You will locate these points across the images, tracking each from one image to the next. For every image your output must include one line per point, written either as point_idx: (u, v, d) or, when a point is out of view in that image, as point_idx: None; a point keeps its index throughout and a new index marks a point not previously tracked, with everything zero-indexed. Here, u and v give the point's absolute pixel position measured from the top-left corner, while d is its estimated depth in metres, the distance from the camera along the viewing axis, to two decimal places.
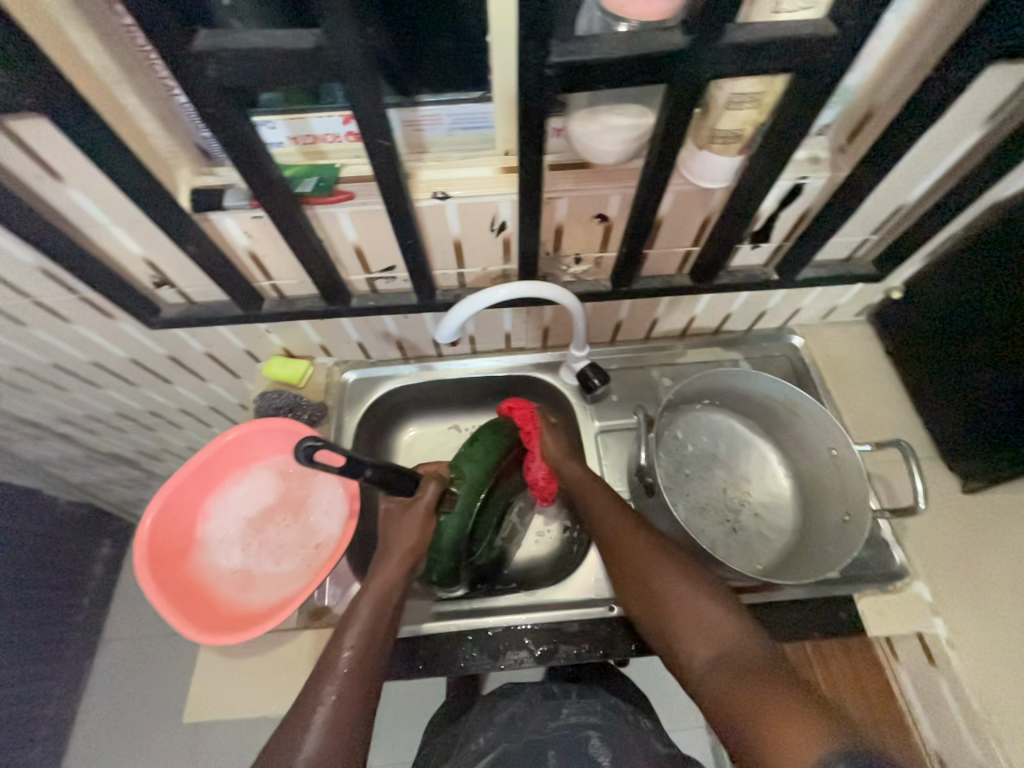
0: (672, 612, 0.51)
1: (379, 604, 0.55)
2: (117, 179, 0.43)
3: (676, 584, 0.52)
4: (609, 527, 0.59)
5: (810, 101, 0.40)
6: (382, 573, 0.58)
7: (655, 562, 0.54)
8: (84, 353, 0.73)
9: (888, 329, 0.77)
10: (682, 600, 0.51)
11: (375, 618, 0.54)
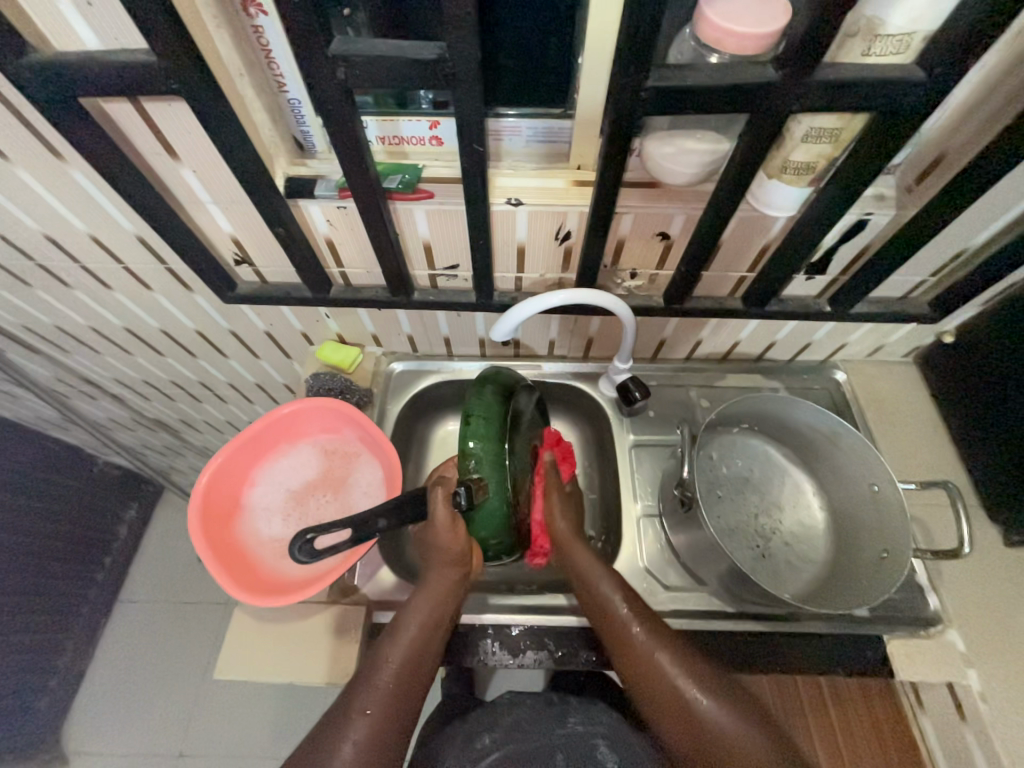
0: (716, 747, 0.49)
1: (425, 628, 0.57)
2: (231, 162, 0.47)
3: (715, 710, 0.51)
4: (629, 616, 0.57)
5: (886, 141, 0.42)
6: (428, 592, 0.58)
7: (689, 685, 0.52)
8: (155, 319, 0.78)
9: (935, 372, 0.76)
10: (730, 733, 0.49)
11: (420, 647, 0.56)
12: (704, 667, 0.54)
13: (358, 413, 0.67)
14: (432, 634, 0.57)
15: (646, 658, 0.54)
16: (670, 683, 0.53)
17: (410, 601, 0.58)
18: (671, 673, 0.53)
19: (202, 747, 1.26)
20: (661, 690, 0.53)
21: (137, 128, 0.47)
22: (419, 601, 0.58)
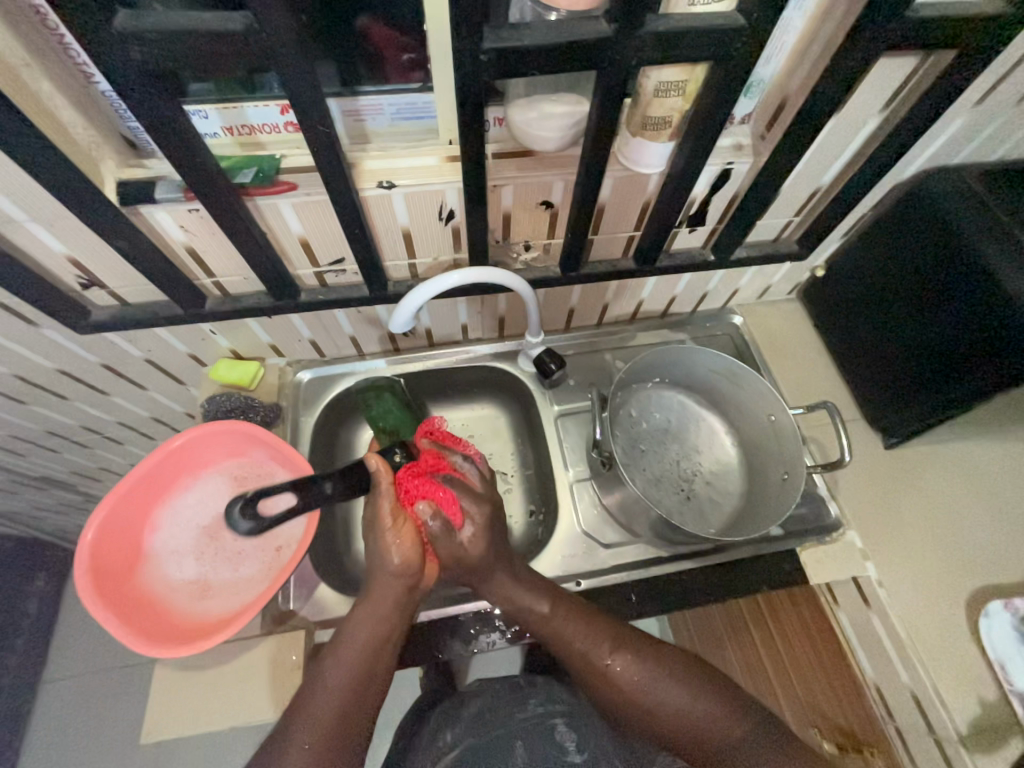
0: (675, 725, 0.54)
1: (372, 641, 0.54)
2: (34, 170, 0.41)
3: (667, 694, 0.55)
4: (552, 608, 0.57)
5: (726, 90, 0.44)
6: (372, 605, 0.56)
7: (641, 677, 0.55)
8: (3, 365, 0.68)
9: (814, 305, 0.84)
10: (684, 709, 0.54)
11: (368, 661, 0.53)
12: (652, 656, 0.57)
13: (261, 431, 0.63)
14: (381, 647, 0.54)
15: (598, 669, 0.56)
16: (624, 684, 0.55)
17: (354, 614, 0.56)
18: (625, 674, 0.55)
19: None
20: (617, 689, 0.55)
21: None
22: (363, 617, 0.55)
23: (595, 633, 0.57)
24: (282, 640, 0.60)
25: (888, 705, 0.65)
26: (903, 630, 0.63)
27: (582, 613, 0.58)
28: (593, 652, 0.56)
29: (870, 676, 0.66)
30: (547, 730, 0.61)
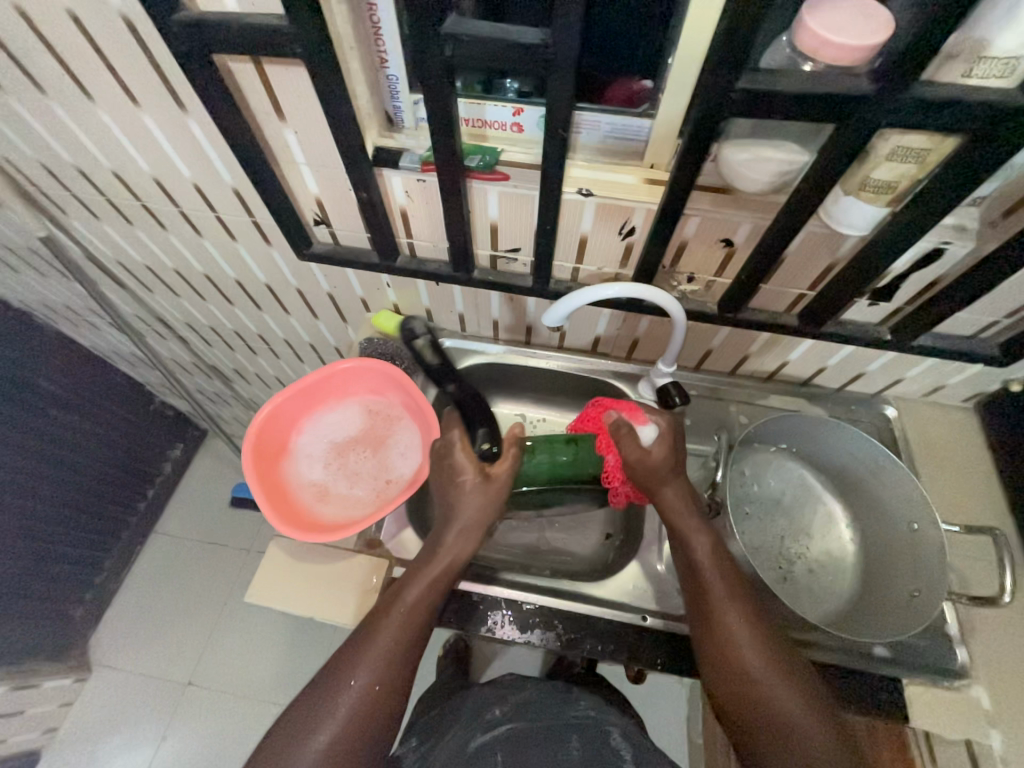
0: (772, 724, 0.51)
1: (412, 620, 0.57)
2: (331, 125, 0.51)
3: (782, 693, 0.52)
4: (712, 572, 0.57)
5: (976, 166, 0.41)
6: (431, 567, 0.59)
7: (763, 666, 0.53)
8: (232, 269, 0.84)
9: (995, 421, 0.73)
10: (792, 718, 0.51)
11: (392, 660, 0.55)
12: (782, 658, 0.54)
13: (406, 378, 0.71)
14: (407, 646, 0.56)
15: (727, 632, 0.54)
16: (744, 659, 0.53)
17: (415, 567, 0.61)
18: (749, 650, 0.53)
19: (209, 680, 1.34)
20: (732, 659, 0.53)
21: (254, 89, 0.52)
22: (423, 576, 0.59)
23: (736, 593, 0.56)
24: (371, 562, 0.67)
25: None
26: None
27: (732, 579, 0.57)
28: (730, 615, 0.55)
29: None
30: (600, 733, 0.60)
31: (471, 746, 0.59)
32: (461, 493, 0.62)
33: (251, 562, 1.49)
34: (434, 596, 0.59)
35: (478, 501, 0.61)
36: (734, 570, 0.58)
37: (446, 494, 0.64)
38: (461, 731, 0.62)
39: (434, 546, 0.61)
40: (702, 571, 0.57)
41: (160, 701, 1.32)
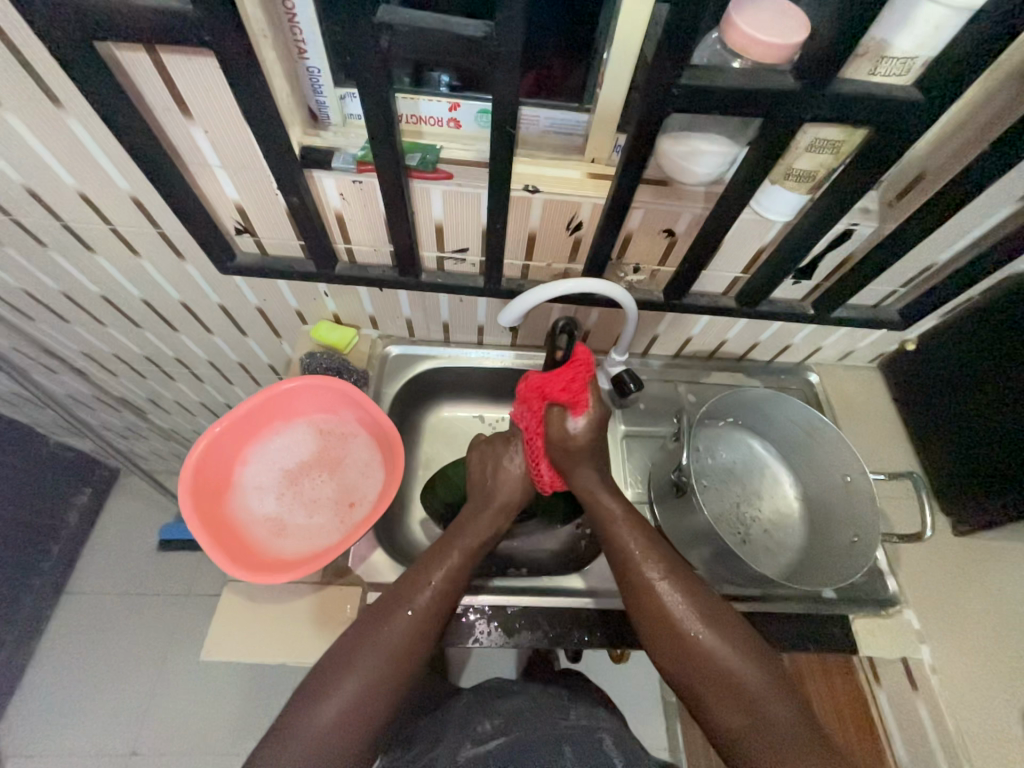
0: (701, 665, 0.52)
1: (442, 592, 0.56)
2: (252, 123, 0.46)
3: (706, 634, 0.53)
4: (620, 515, 0.60)
5: (881, 156, 0.46)
6: (474, 534, 0.61)
7: (686, 611, 0.54)
8: (137, 288, 0.74)
9: (897, 377, 0.83)
10: (719, 656, 0.52)
11: (409, 642, 0.53)
12: (703, 602, 0.55)
13: (359, 393, 0.67)
14: (430, 631, 0.54)
15: (647, 587, 0.55)
16: (667, 611, 0.54)
17: (457, 531, 0.61)
18: (671, 601, 0.54)
19: (154, 745, 1.19)
20: (657, 611, 0.54)
21: (151, 82, 0.45)
22: (468, 540, 0.60)
23: (650, 549, 0.57)
24: (343, 592, 0.63)
25: None
26: (951, 721, 0.61)
27: (643, 532, 0.58)
28: (649, 569, 0.55)
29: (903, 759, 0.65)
30: (595, 740, 0.59)
31: (461, 759, 0.56)
32: (510, 476, 0.66)
33: (190, 607, 1.35)
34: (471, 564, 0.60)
35: (516, 484, 0.66)
36: (644, 525, 0.59)
37: (491, 472, 0.67)
38: (453, 742, 0.60)
39: (479, 517, 0.63)
40: (617, 529, 0.59)
41: None
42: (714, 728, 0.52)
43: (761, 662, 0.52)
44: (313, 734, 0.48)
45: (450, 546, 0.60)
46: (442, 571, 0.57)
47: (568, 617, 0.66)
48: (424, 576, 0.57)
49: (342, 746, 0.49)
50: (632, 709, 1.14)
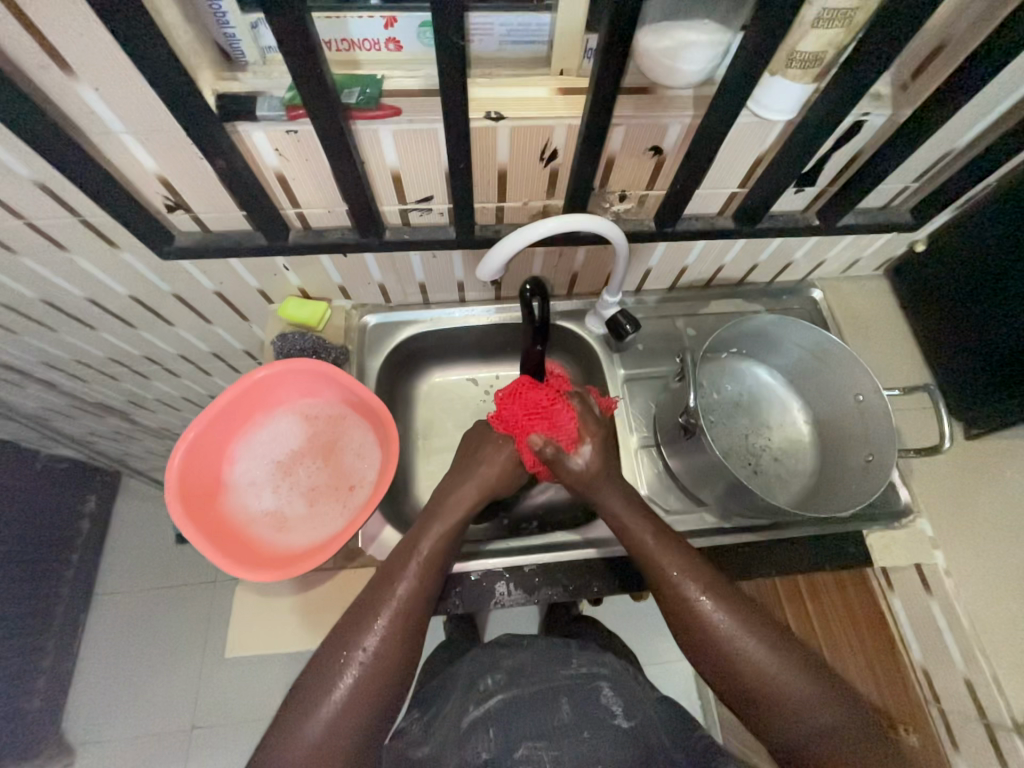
0: (761, 690, 0.49)
1: (421, 583, 0.55)
2: (149, 75, 0.38)
3: (761, 653, 0.50)
4: (657, 534, 0.57)
5: (898, 22, 0.39)
6: (447, 519, 0.59)
7: (738, 634, 0.51)
8: (78, 287, 0.67)
9: (906, 284, 0.78)
10: (780, 680, 0.49)
11: (393, 634, 0.51)
12: (751, 618, 0.52)
13: (342, 375, 0.63)
14: (413, 621, 0.53)
15: (695, 610, 0.53)
16: (720, 637, 0.51)
17: (428, 520, 0.59)
18: (723, 628, 0.52)
19: (210, 718, 1.26)
20: (712, 637, 0.51)
21: (12, 34, 0.37)
22: (441, 529, 0.58)
23: (697, 573, 0.54)
24: (355, 575, 0.63)
25: (933, 690, 0.64)
26: (964, 617, 0.62)
27: (683, 554, 0.56)
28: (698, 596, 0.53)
29: (918, 657, 0.66)
30: (593, 690, 0.59)
31: (464, 722, 0.57)
32: (494, 461, 0.63)
33: (218, 593, 1.38)
34: (450, 550, 0.58)
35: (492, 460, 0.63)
36: (689, 551, 0.56)
37: (474, 452, 0.65)
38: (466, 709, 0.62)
39: (455, 502, 0.60)
40: (657, 555, 0.55)
41: (162, 757, 1.23)
42: (770, 737, 0.50)
43: (815, 676, 0.50)
44: (307, 738, 0.47)
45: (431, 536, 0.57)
46: (417, 562, 0.55)
47: (580, 569, 0.66)
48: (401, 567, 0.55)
49: (340, 740, 0.47)
50: (651, 635, 1.19)
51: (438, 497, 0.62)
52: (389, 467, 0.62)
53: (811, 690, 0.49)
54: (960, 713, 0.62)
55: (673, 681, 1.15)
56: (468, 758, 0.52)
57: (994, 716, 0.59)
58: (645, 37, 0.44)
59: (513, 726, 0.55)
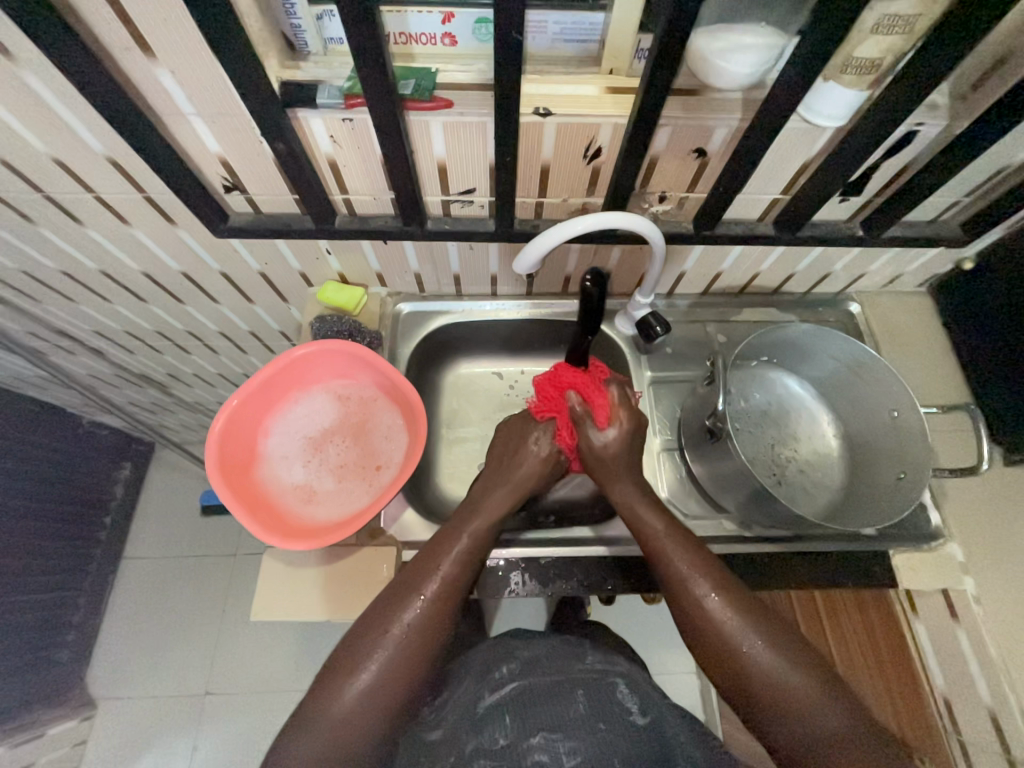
0: (757, 685, 0.49)
1: (455, 576, 0.56)
2: (223, 60, 0.41)
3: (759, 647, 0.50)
4: (662, 524, 0.58)
5: (963, 29, 0.38)
6: (488, 514, 0.60)
7: (736, 624, 0.51)
8: (135, 260, 0.71)
9: (950, 301, 0.76)
10: (779, 676, 0.48)
11: (427, 624, 0.53)
12: (753, 612, 0.52)
13: (377, 358, 0.65)
14: (445, 611, 0.54)
15: (693, 599, 0.53)
16: (719, 627, 0.51)
17: (467, 515, 0.60)
18: (721, 618, 0.51)
19: (224, 685, 1.31)
20: (711, 627, 0.51)
21: (102, 17, 0.40)
22: (480, 524, 0.59)
23: (699, 563, 0.54)
24: (377, 553, 0.64)
25: (954, 718, 0.63)
26: (992, 646, 0.60)
27: (687, 544, 0.56)
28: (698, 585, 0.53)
29: (939, 685, 0.65)
30: (608, 685, 0.60)
31: (479, 709, 0.59)
32: (531, 460, 0.65)
33: (238, 566, 1.43)
34: (485, 545, 0.59)
35: (528, 459, 0.65)
36: (695, 542, 0.56)
37: (512, 450, 0.67)
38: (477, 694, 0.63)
39: (492, 498, 0.62)
40: (661, 543, 0.56)
41: (177, 717, 1.28)
42: (772, 741, 0.48)
43: (818, 676, 0.48)
44: (337, 714, 0.48)
45: (462, 526, 0.59)
46: (453, 554, 0.57)
47: (596, 565, 0.66)
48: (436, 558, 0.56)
49: (368, 721, 0.48)
50: (660, 643, 1.18)
51: (474, 494, 0.64)
52: (417, 450, 0.64)
53: (812, 690, 0.47)
54: (981, 745, 0.60)
55: (679, 691, 1.14)
56: (485, 744, 0.55)
57: (1019, 752, 0.57)
58: (699, 38, 0.44)
59: (527, 715, 0.56)
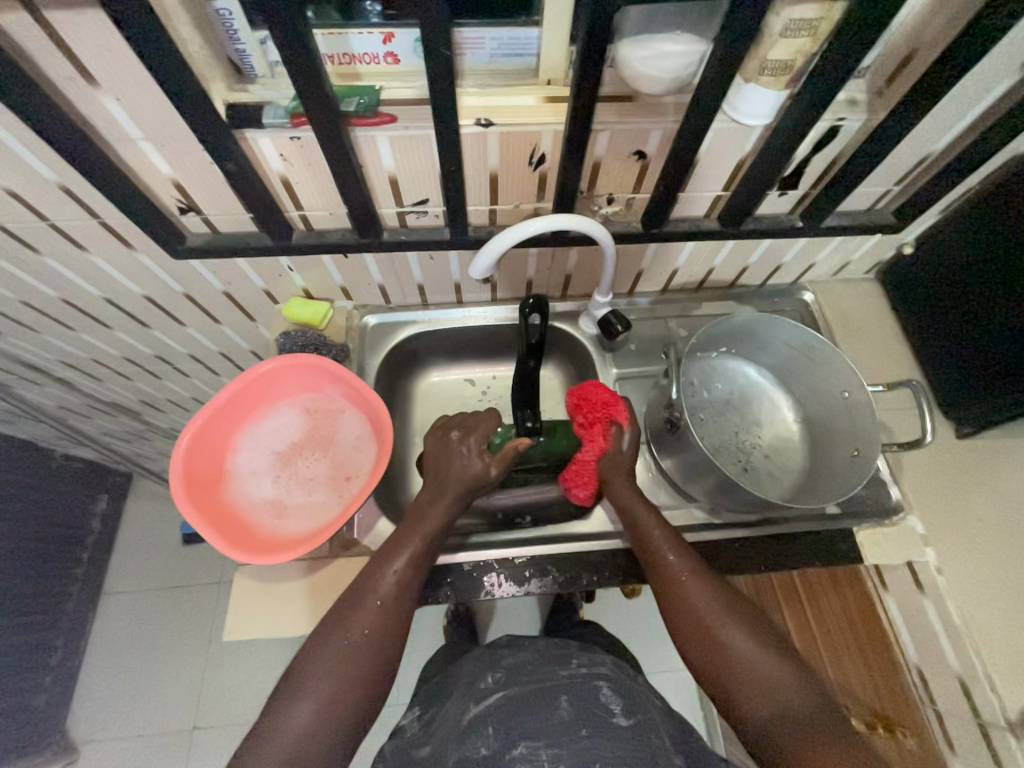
0: (736, 669, 0.51)
1: (406, 579, 0.56)
2: (166, 86, 0.42)
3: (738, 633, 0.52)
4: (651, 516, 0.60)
5: (860, 30, 0.41)
6: (424, 528, 0.58)
7: (717, 611, 0.54)
8: (96, 286, 0.71)
9: (896, 285, 0.79)
10: (755, 661, 0.51)
11: (378, 628, 0.53)
12: (731, 600, 0.55)
13: (342, 369, 0.65)
14: (398, 614, 0.55)
15: (680, 586, 0.55)
16: (703, 613, 0.54)
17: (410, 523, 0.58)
18: (705, 604, 0.54)
19: (213, 718, 1.27)
20: (695, 612, 0.54)
21: (42, 48, 0.41)
22: (423, 530, 0.58)
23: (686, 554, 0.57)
24: (351, 564, 0.64)
25: (931, 693, 0.64)
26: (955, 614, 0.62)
27: (673, 536, 0.59)
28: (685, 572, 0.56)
29: (913, 658, 0.66)
30: (591, 688, 0.60)
31: (464, 720, 0.59)
32: (467, 468, 0.61)
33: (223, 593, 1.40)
34: (433, 549, 0.58)
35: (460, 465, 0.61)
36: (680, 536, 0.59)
37: (444, 459, 0.62)
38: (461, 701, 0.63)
39: (433, 506, 0.60)
40: (650, 534, 0.59)
41: (165, 756, 1.24)
42: (746, 724, 0.50)
43: (790, 662, 0.51)
44: (293, 726, 0.48)
45: (413, 530, 0.58)
46: (403, 558, 0.56)
47: (572, 562, 0.67)
48: (387, 562, 0.56)
49: (327, 729, 0.48)
50: (652, 640, 1.18)
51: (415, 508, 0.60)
52: (385, 458, 0.64)
53: (784, 673, 0.50)
54: (954, 713, 0.61)
55: (674, 687, 1.15)
56: (467, 754, 0.55)
57: (989, 716, 0.59)
58: (624, 47, 0.46)
59: (511, 725, 0.56)
